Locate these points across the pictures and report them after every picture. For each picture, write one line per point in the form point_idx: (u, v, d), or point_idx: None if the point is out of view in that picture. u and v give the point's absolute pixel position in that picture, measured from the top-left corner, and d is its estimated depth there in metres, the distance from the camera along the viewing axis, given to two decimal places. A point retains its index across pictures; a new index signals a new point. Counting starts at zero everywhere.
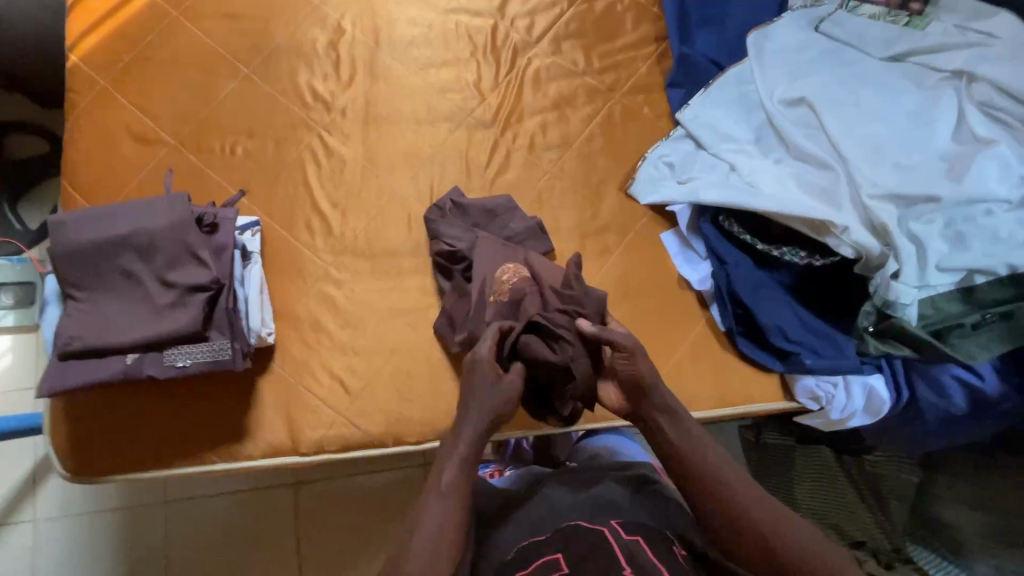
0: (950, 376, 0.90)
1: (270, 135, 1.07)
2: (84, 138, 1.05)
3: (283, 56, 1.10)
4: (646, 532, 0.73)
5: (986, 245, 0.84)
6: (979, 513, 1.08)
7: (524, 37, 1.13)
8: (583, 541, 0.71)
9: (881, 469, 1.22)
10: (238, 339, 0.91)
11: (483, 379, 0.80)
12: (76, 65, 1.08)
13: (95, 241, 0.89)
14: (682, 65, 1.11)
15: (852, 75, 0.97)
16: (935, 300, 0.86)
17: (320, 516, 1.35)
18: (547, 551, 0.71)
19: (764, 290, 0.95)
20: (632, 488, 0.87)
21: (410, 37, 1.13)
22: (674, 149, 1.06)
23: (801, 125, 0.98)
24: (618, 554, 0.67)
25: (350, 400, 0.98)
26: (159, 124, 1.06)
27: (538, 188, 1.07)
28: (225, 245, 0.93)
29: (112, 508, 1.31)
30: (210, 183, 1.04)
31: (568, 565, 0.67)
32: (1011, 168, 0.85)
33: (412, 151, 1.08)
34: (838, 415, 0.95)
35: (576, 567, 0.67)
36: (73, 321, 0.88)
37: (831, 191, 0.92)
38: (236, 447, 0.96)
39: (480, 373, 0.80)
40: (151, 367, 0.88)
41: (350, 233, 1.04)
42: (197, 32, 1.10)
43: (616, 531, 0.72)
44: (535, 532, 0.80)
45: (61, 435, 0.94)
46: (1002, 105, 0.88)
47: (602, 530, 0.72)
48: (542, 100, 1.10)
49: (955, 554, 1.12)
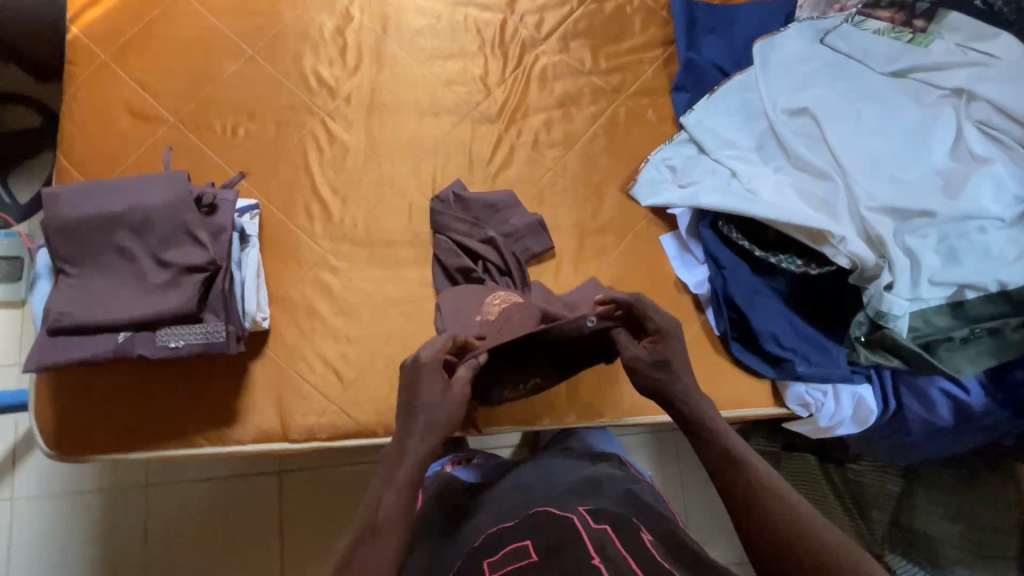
0: (938, 389, 0.91)
1: (272, 118, 1.06)
2: (81, 112, 1.04)
3: (289, 39, 1.09)
4: (616, 520, 0.70)
5: (977, 261, 0.86)
6: (957, 525, 1.10)
7: (532, 33, 1.13)
8: (553, 529, 0.67)
9: (863, 478, 1.22)
10: (232, 322, 0.90)
11: (432, 382, 0.73)
12: (77, 37, 1.06)
13: (90, 216, 0.87)
14: (687, 70, 1.12)
15: (854, 88, 0.99)
16: (925, 313, 0.88)
17: (304, 505, 1.34)
18: (518, 538, 0.69)
19: (759, 296, 0.96)
20: (609, 480, 0.85)
21: (418, 27, 1.12)
22: (676, 153, 1.06)
23: (802, 135, 0.99)
24: (584, 540, 0.64)
25: (342, 388, 0.97)
26: (159, 101, 1.05)
27: (540, 184, 1.07)
28: (222, 227, 0.92)
29: (92, 489, 1.29)
30: (210, 163, 1.03)
31: (539, 551, 0.64)
32: (1005, 187, 0.87)
33: (415, 141, 1.07)
34: (826, 422, 0.96)
35: (545, 554, 0.64)
36: (63, 297, 0.86)
37: (829, 201, 0.93)
38: (225, 431, 0.95)
39: (429, 377, 0.73)
40: (142, 346, 0.87)
41: (349, 221, 1.03)
42: (202, 10, 1.09)
43: (586, 520, 0.69)
44: (505, 518, 0.77)
45: (46, 412, 0.93)
46: (998, 125, 0.90)
47: (572, 519, 0.69)
48: (548, 97, 1.11)
49: (930, 564, 1.12)
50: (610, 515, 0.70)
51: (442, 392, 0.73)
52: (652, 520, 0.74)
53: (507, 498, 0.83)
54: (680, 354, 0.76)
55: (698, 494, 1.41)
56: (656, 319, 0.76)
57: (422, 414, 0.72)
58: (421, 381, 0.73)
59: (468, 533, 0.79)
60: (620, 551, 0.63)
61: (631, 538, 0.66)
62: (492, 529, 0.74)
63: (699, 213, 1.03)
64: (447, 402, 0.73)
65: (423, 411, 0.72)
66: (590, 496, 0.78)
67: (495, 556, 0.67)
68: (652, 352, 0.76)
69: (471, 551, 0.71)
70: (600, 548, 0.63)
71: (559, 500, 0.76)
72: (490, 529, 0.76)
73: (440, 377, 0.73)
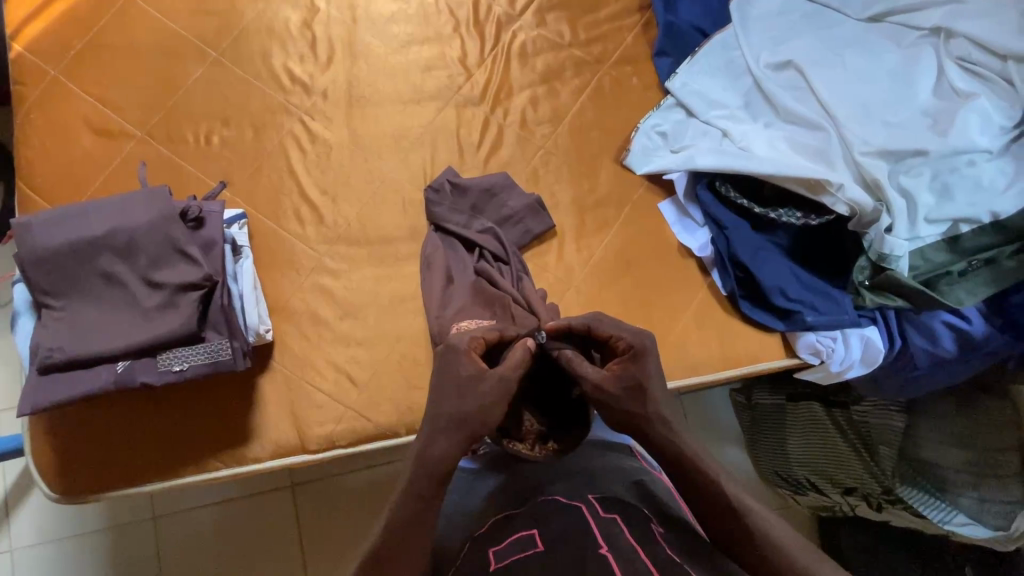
0: (940, 322, 0.95)
1: (247, 121, 1.01)
2: (38, 134, 0.97)
3: (254, 37, 1.04)
4: (627, 510, 0.67)
5: (969, 194, 0.89)
6: (961, 451, 1.15)
7: (506, 10, 1.10)
8: (561, 518, 0.65)
9: (869, 418, 1.20)
10: (237, 338, 0.86)
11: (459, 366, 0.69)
12: (21, 55, 0.98)
13: (69, 243, 0.82)
14: (668, 34, 1.11)
15: (834, 36, 1.00)
16: (924, 251, 0.91)
17: (321, 517, 1.30)
18: (521, 527, 0.65)
19: (763, 252, 0.97)
20: (619, 468, 0.79)
21: (388, 13, 1.08)
22: (666, 119, 1.06)
23: (789, 88, 1.00)
24: (594, 531, 0.61)
25: (358, 392, 0.94)
26: (122, 115, 0.99)
27: (533, 164, 1.05)
28: (214, 239, 0.88)
29: (99, 529, 1.24)
30: (187, 176, 0.98)
31: (544, 542, 0.61)
32: (990, 119, 0.90)
33: (400, 132, 1.04)
34: (838, 366, 0.98)
35: (552, 543, 0.60)
36: (51, 331, 0.81)
37: (824, 151, 0.95)
38: (240, 451, 0.91)
39: (456, 358, 0.70)
40: (144, 374, 0.82)
41: (343, 221, 1.00)
42: (156, 14, 1.02)
43: (594, 509, 0.66)
44: (508, 508, 0.73)
45: (45, 454, 0.88)
46: (978, 59, 0.93)
47: (579, 508, 0.66)
48: (530, 74, 1.08)
49: (941, 490, 1.15)
50: (618, 503, 0.68)
51: (475, 374, 0.69)
52: (663, 513, 0.70)
53: (513, 488, 0.78)
54: (651, 374, 0.69)
55: None
56: (616, 330, 0.72)
57: (446, 399, 0.68)
58: (453, 363, 0.70)
59: (467, 528, 0.74)
60: (632, 543, 0.60)
61: (641, 529, 0.63)
62: (495, 519, 0.70)
63: (694, 175, 1.04)
64: (484, 388, 0.68)
65: (447, 395, 0.68)
66: (597, 484, 0.74)
67: (500, 546, 0.63)
68: (615, 371, 0.70)
69: (478, 538, 0.67)
70: (611, 539, 0.60)
71: (566, 490, 0.73)
72: (494, 517, 0.72)
73: (468, 360, 0.69)
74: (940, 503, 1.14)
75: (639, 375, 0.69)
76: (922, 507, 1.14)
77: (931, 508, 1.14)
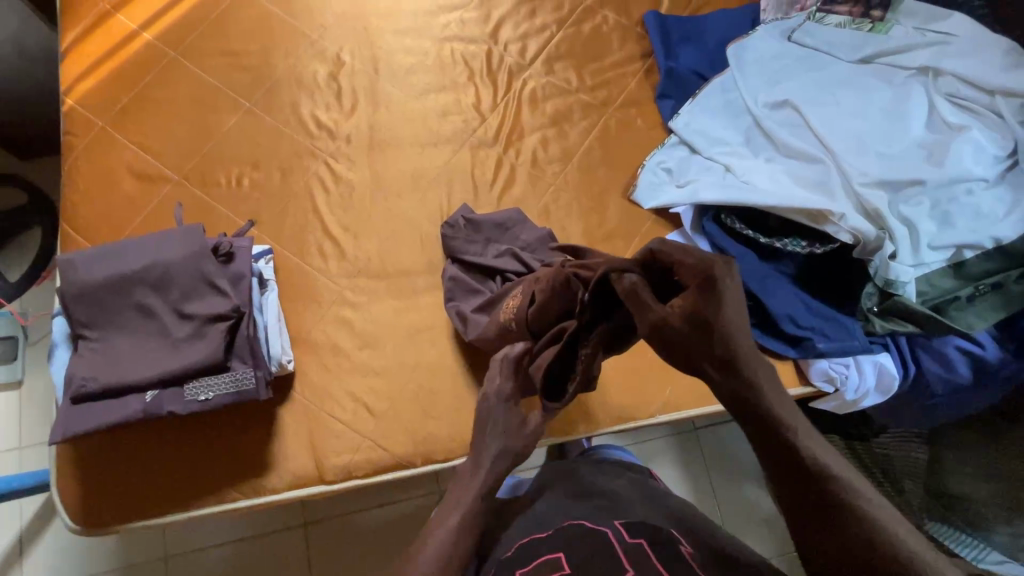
0: (953, 348, 0.95)
1: (275, 165, 1.08)
2: (84, 179, 1.04)
3: (285, 88, 1.12)
4: (651, 532, 0.67)
5: (970, 221, 0.92)
6: (991, 484, 1.04)
7: (517, 60, 1.19)
8: (585, 545, 0.65)
9: (890, 450, 1.22)
10: (261, 367, 0.89)
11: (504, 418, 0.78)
12: (72, 108, 1.07)
13: (108, 278, 0.87)
14: (669, 78, 1.19)
15: (827, 77, 1.07)
16: (930, 278, 0.93)
17: (334, 555, 1.29)
18: (547, 552, 0.66)
19: (771, 280, 0.99)
20: (650, 495, 0.80)
21: (408, 65, 1.16)
22: (670, 156, 1.12)
23: (786, 125, 1.06)
24: (620, 555, 0.62)
25: (375, 421, 0.96)
26: (161, 160, 1.06)
27: (544, 200, 1.10)
28: (242, 273, 0.92)
29: (113, 568, 1.23)
30: (220, 216, 1.04)
31: (570, 565, 0.62)
32: (984, 150, 0.94)
33: (419, 173, 1.10)
34: (853, 395, 0.99)
35: (577, 568, 0.61)
36: (84, 362, 0.85)
37: (823, 182, 0.99)
38: (259, 481, 0.92)
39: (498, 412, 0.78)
40: (171, 403, 0.85)
41: (363, 257, 1.04)
42: (196, 69, 1.12)
43: (619, 534, 0.66)
44: (534, 532, 0.73)
45: (71, 486, 0.90)
46: (967, 95, 0.98)
47: (604, 532, 0.67)
48: (540, 118, 1.15)
49: (972, 527, 1.10)
50: (644, 526, 0.68)
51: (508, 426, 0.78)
52: (693, 534, 0.70)
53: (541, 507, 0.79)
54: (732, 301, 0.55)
55: (717, 502, 1.37)
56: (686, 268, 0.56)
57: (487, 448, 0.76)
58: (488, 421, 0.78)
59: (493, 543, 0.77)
60: (657, 564, 0.60)
61: (669, 550, 0.63)
62: (521, 542, 0.71)
63: (700, 208, 1.08)
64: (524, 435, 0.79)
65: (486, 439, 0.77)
66: (623, 509, 0.75)
67: (528, 567, 0.64)
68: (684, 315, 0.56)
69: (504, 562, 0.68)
70: (635, 562, 0.60)
71: (589, 513, 0.74)
72: (521, 540, 0.72)
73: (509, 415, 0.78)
74: (970, 539, 1.11)
75: (712, 324, 0.55)
76: (954, 543, 1.13)
77: (963, 544, 1.12)
